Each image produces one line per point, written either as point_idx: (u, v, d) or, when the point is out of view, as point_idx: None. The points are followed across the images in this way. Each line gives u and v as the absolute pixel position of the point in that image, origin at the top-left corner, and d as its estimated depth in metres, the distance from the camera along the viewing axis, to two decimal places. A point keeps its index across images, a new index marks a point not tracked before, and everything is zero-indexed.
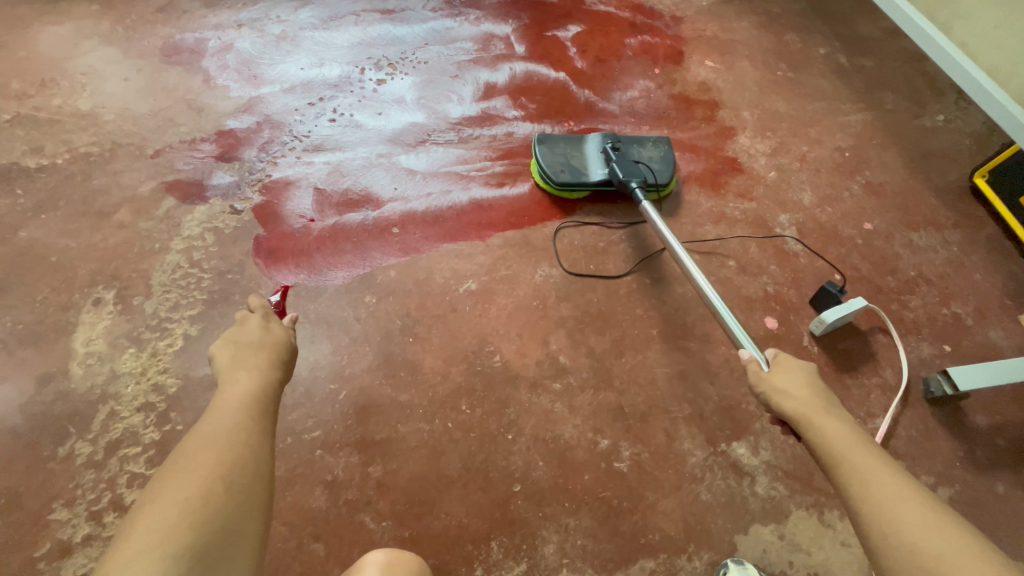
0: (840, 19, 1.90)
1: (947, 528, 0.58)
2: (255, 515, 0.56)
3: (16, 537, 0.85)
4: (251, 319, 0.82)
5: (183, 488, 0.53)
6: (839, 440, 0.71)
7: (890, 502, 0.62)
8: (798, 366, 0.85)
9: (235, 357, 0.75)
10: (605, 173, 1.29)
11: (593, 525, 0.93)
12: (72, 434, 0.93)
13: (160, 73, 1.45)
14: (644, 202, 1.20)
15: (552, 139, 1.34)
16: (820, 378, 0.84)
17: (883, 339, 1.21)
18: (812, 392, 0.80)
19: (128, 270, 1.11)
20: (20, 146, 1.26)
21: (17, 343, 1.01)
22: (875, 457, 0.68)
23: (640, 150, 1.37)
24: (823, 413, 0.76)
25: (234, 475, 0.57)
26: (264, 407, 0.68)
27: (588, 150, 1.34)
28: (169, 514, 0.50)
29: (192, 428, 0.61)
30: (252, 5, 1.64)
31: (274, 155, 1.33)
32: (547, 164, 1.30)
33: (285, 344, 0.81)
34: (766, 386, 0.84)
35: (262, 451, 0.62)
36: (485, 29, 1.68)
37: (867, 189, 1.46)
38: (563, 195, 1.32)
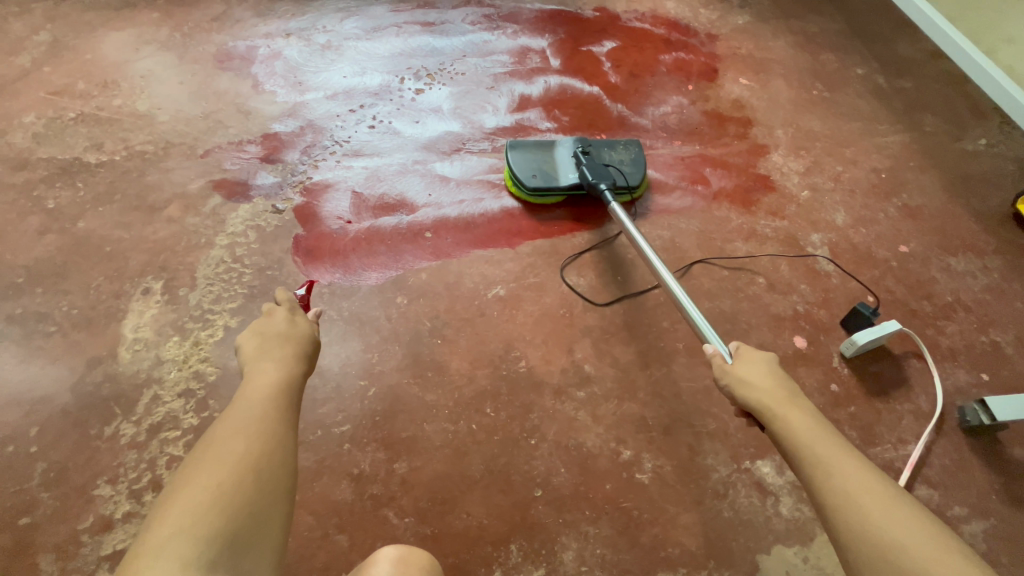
0: (879, 40, 1.89)
1: (918, 524, 0.59)
2: (281, 503, 0.58)
3: (62, 509, 0.89)
4: (277, 311, 0.85)
5: (216, 474, 0.55)
6: (805, 430, 0.72)
7: (859, 495, 0.63)
8: (762, 358, 0.86)
9: (262, 349, 0.78)
10: (576, 177, 1.31)
11: (613, 535, 0.93)
12: (118, 415, 0.98)
13: (213, 77, 1.53)
14: (612, 204, 1.21)
15: (523, 144, 1.36)
16: (780, 368, 0.85)
17: (917, 364, 1.18)
18: (775, 382, 0.81)
19: (176, 262, 1.17)
20: (82, 143, 1.34)
21: (71, 326, 1.07)
22: (840, 448, 0.69)
23: (611, 153, 1.39)
24: (787, 403, 0.77)
25: (264, 465, 0.58)
26: (290, 399, 0.70)
27: (560, 155, 1.35)
28: (200, 499, 0.53)
29: (221, 417, 0.64)
30: (300, 15, 1.72)
31: (316, 158, 1.38)
32: (520, 170, 1.32)
33: (308, 337, 0.83)
34: (732, 378, 0.84)
35: (288, 441, 0.64)
36: (521, 43, 1.73)
37: (903, 211, 1.43)
38: (537, 201, 1.33)
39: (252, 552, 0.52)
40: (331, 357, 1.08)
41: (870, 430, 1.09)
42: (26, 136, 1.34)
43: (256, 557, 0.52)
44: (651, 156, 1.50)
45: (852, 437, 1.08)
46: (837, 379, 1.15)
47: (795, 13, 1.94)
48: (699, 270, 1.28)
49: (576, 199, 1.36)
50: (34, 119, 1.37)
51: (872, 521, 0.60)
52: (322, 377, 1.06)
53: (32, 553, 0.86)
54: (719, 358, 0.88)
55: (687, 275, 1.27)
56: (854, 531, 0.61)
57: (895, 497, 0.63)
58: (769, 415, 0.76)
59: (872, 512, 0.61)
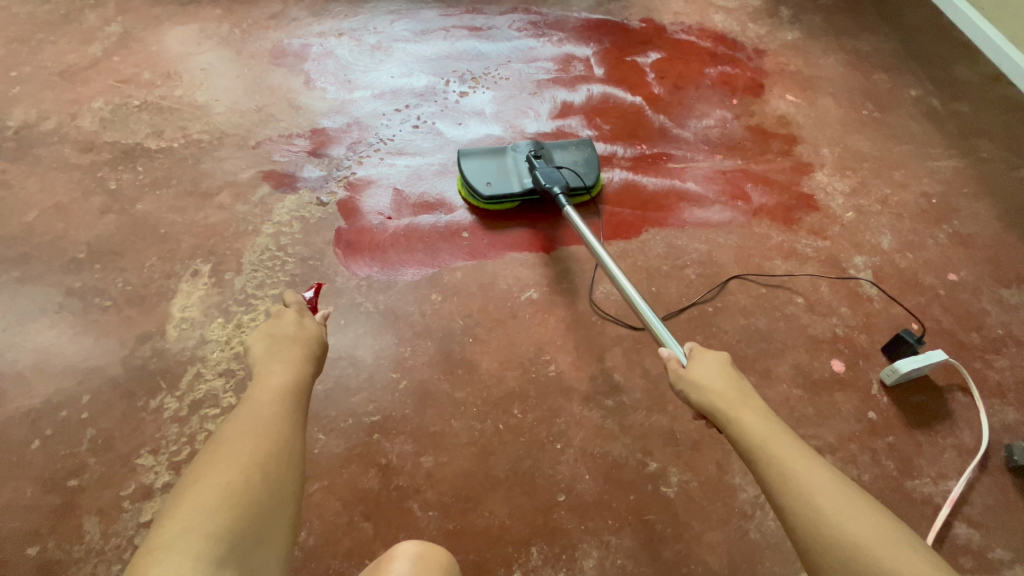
0: (936, 62, 1.83)
1: (889, 531, 0.57)
2: (285, 505, 0.58)
3: (108, 475, 0.94)
4: (286, 313, 0.85)
5: (226, 472, 0.56)
6: (760, 427, 0.70)
7: (823, 497, 0.61)
8: (712, 356, 0.84)
9: (271, 350, 0.78)
10: (530, 182, 1.29)
11: (635, 546, 0.93)
12: (163, 388, 1.03)
13: (267, 72, 1.59)
14: (566, 207, 1.21)
15: (474, 151, 1.33)
16: (733, 367, 0.83)
17: (962, 398, 1.13)
18: (728, 380, 0.79)
19: (224, 247, 1.22)
20: (144, 129, 1.42)
21: (124, 302, 1.13)
22: (797, 446, 0.67)
23: (563, 155, 1.37)
24: (739, 402, 0.75)
25: (272, 466, 0.59)
26: (298, 400, 0.70)
27: (512, 160, 1.33)
28: (210, 495, 0.53)
29: (231, 415, 0.64)
30: (353, 15, 1.77)
31: (360, 155, 1.42)
32: (473, 179, 1.30)
33: (316, 340, 0.83)
34: (686, 381, 0.81)
35: (295, 440, 0.64)
36: (566, 51, 1.74)
37: (954, 239, 1.38)
38: (493, 208, 1.31)
39: (259, 552, 0.52)
40: (365, 348, 1.11)
41: (909, 462, 1.05)
42: (93, 120, 1.42)
43: (261, 555, 0.52)
44: (691, 169, 1.48)
45: (890, 467, 1.04)
46: (875, 407, 1.11)
47: (848, 31, 1.90)
48: (735, 286, 1.26)
49: (533, 204, 1.35)
50: (102, 105, 1.45)
51: (842, 524, 0.58)
52: (356, 367, 1.08)
53: (78, 515, 0.90)
54: (674, 361, 0.85)
55: (723, 291, 1.25)
56: (823, 537, 0.58)
57: (864, 501, 0.60)
58: (723, 414, 0.74)
59: (841, 515, 0.59)
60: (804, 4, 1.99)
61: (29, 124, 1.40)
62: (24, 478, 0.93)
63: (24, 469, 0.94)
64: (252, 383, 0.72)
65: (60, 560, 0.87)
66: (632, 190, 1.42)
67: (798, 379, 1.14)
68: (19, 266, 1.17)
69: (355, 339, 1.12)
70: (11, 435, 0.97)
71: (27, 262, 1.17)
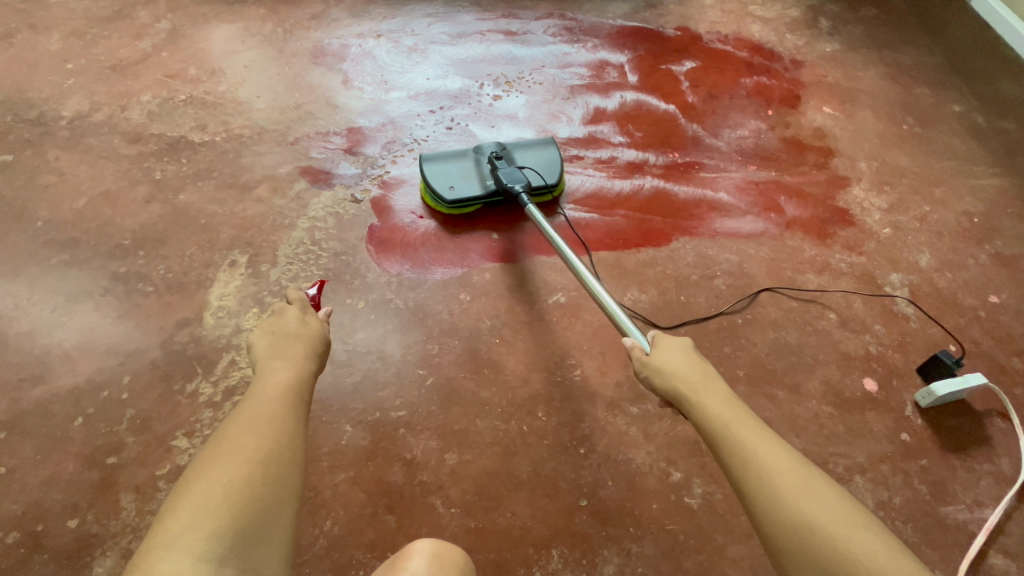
0: (981, 77, 1.78)
1: (864, 523, 0.57)
2: (289, 498, 0.59)
3: (145, 454, 0.97)
4: (289, 310, 0.88)
5: (226, 470, 0.57)
6: (729, 419, 0.71)
7: (795, 491, 0.61)
8: (676, 341, 0.85)
9: (275, 347, 0.81)
10: (492, 183, 1.29)
11: (656, 556, 0.92)
12: (199, 373, 1.06)
13: (307, 71, 1.63)
14: (529, 207, 1.21)
15: (436, 155, 1.32)
16: (697, 352, 0.84)
17: (1001, 424, 1.10)
18: (692, 366, 0.80)
19: (261, 239, 1.25)
20: (189, 123, 1.46)
21: (165, 289, 1.17)
22: (762, 433, 0.68)
23: (526, 155, 1.37)
24: (702, 388, 0.76)
25: (271, 461, 0.60)
26: (299, 397, 0.73)
27: (474, 163, 1.33)
28: (210, 494, 0.54)
29: (234, 413, 0.66)
30: (391, 18, 1.81)
31: (394, 154, 1.45)
32: (436, 183, 1.29)
33: (318, 338, 0.86)
34: (651, 369, 0.82)
35: (297, 438, 0.65)
36: (600, 57, 1.75)
37: (996, 259, 1.34)
38: (456, 212, 1.31)
39: (261, 546, 0.53)
40: (393, 344, 1.13)
41: (943, 487, 1.02)
42: (142, 113, 1.47)
43: (264, 548, 0.54)
44: (722, 178, 1.47)
45: (923, 491, 1.02)
46: (909, 428, 1.08)
47: (889, 44, 1.87)
48: (766, 299, 1.24)
49: (497, 206, 1.35)
50: (150, 98, 1.51)
51: (816, 516, 0.58)
52: (385, 361, 1.10)
53: (116, 491, 0.94)
54: (638, 349, 0.85)
55: (754, 302, 1.24)
56: (797, 540, 0.58)
57: (836, 498, 0.60)
58: (690, 404, 0.75)
59: (814, 507, 0.59)
60: (844, 15, 1.96)
61: (82, 115, 1.46)
62: (66, 452, 0.97)
63: (67, 444, 0.98)
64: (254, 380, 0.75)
65: (97, 533, 0.90)
66: (662, 198, 1.42)
67: (828, 396, 1.11)
68: (69, 250, 1.22)
69: (384, 335, 1.14)
70: (56, 410, 1.01)
71: (76, 246, 1.22)
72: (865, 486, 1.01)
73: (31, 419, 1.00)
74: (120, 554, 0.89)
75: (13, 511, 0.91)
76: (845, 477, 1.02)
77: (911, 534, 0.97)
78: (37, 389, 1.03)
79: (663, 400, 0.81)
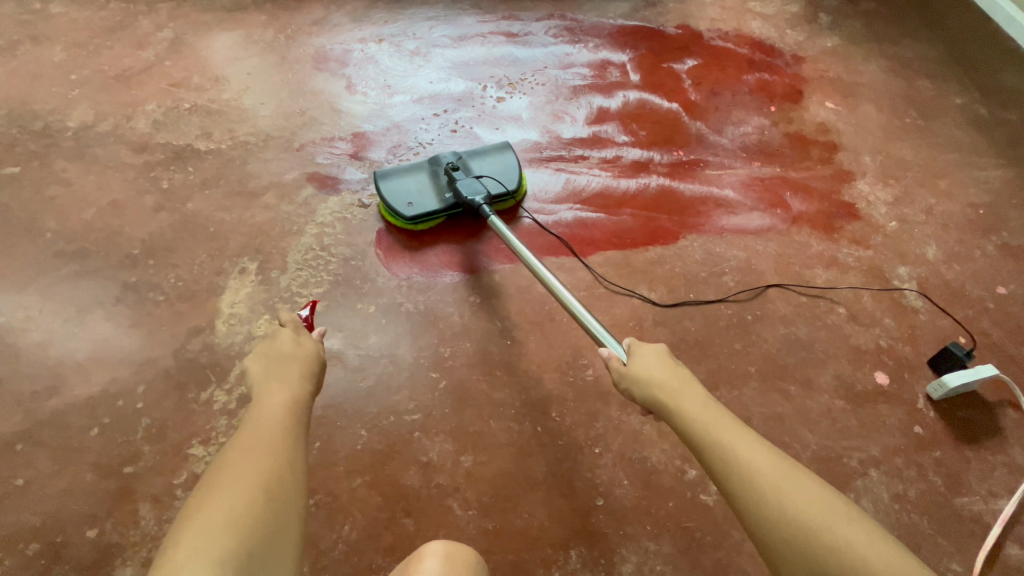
0: (982, 69, 1.78)
1: (843, 511, 0.59)
2: (292, 522, 0.60)
3: (162, 463, 0.97)
4: (282, 332, 0.88)
5: (228, 499, 0.57)
6: (708, 423, 0.70)
7: (778, 487, 0.61)
8: (650, 347, 0.83)
9: (270, 370, 0.81)
10: (450, 196, 1.27)
11: (674, 553, 0.92)
12: (213, 381, 1.06)
13: (310, 77, 1.63)
14: (490, 217, 1.19)
15: (391, 172, 1.30)
16: (672, 356, 0.83)
17: (1013, 414, 1.10)
18: (667, 372, 0.79)
19: (270, 246, 1.26)
20: (194, 131, 1.47)
21: (177, 297, 1.17)
22: (744, 435, 0.68)
23: (483, 162, 1.34)
24: (681, 392, 0.76)
25: (272, 486, 0.61)
26: (297, 421, 0.73)
27: (430, 177, 1.30)
28: (214, 523, 0.55)
29: (231, 442, 0.66)
30: (393, 22, 1.81)
31: (400, 159, 1.46)
32: (393, 201, 1.26)
33: (312, 357, 0.86)
34: (629, 379, 0.81)
35: (295, 460, 0.66)
36: (602, 57, 1.75)
37: (1002, 250, 1.35)
38: (417, 227, 1.29)
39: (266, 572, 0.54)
40: (405, 346, 1.13)
41: (958, 478, 1.03)
42: (147, 122, 1.48)
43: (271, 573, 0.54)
44: (727, 176, 1.47)
45: (938, 483, 1.02)
46: (922, 421, 1.08)
47: (889, 37, 1.87)
48: (775, 294, 1.25)
49: (460, 217, 1.33)
50: (155, 108, 1.51)
51: (796, 509, 0.59)
52: (397, 365, 1.10)
53: (134, 500, 0.94)
54: (615, 360, 0.84)
55: (763, 298, 1.24)
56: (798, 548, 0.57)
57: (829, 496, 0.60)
58: (670, 411, 0.75)
59: (795, 500, 0.60)
60: (843, 10, 1.96)
61: (88, 125, 1.46)
62: (83, 462, 0.97)
63: (84, 454, 0.98)
64: (251, 405, 0.75)
65: (117, 543, 0.90)
66: (668, 196, 1.42)
67: (840, 390, 1.12)
68: (79, 260, 1.22)
69: (395, 339, 1.14)
70: (71, 421, 1.01)
71: (86, 257, 1.23)
72: (880, 480, 1.02)
73: (46, 430, 1.00)
74: (140, 563, 0.89)
75: (32, 523, 0.92)
76: (861, 471, 1.03)
77: (927, 526, 0.97)
78: (52, 400, 1.03)
79: (643, 408, 0.80)
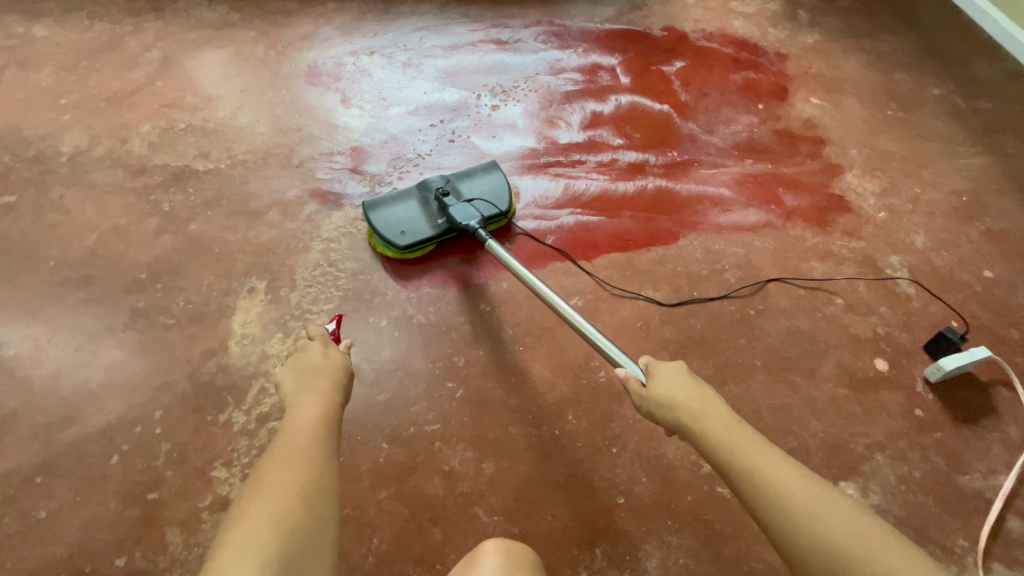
0: (956, 60, 1.85)
1: (859, 519, 0.61)
2: (327, 525, 0.61)
3: (185, 487, 0.98)
4: (311, 345, 0.90)
5: (270, 504, 0.59)
6: (731, 440, 0.73)
7: (807, 506, 0.63)
8: (669, 367, 0.86)
9: (302, 382, 0.83)
10: (443, 221, 1.25)
11: (696, 545, 0.95)
12: (230, 403, 1.07)
13: (304, 92, 1.64)
14: (487, 241, 1.17)
15: (379, 201, 1.26)
16: (689, 374, 0.86)
17: (1006, 393, 1.15)
18: (687, 392, 0.82)
19: (278, 264, 1.26)
20: (192, 151, 1.46)
21: (187, 320, 1.17)
22: (763, 449, 0.71)
23: (472, 184, 1.32)
24: (700, 410, 0.79)
25: (309, 492, 0.62)
26: (329, 431, 0.74)
27: (420, 203, 1.27)
28: (258, 527, 0.56)
29: (270, 451, 0.68)
30: (383, 34, 1.82)
31: (400, 171, 1.47)
32: (385, 231, 1.23)
33: (341, 369, 0.87)
34: (650, 400, 0.85)
35: (330, 469, 0.67)
36: (592, 61, 1.78)
37: (986, 236, 1.40)
38: (411, 255, 1.26)
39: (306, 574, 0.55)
40: (419, 358, 1.15)
41: (959, 457, 1.07)
42: (143, 144, 1.47)
43: None
44: (720, 174, 1.51)
45: (940, 463, 1.06)
46: (921, 404, 1.13)
47: (866, 32, 1.93)
48: (775, 289, 1.29)
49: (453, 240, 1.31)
50: (149, 129, 1.51)
51: (814, 517, 0.62)
52: (413, 377, 1.12)
53: (161, 526, 0.94)
54: (634, 381, 0.88)
55: (763, 292, 1.28)
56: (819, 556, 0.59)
57: (845, 505, 0.63)
58: (692, 430, 0.78)
59: (826, 519, 0.61)
60: (821, 7, 2.02)
61: (82, 150, 1.45)
62: (106, 491, 0.97)
63: (105, 483, 0.98)
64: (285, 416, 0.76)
65: (147, 569, 0.91)
66: (666, 197, 1.45)
67: (843, 378, 1.16)
68: (84, 288, 1.21)
69: (408, 351, 1.15)
70: (90, 450, 1.01)
71: (91, 284, 1.22)
72: (886, 463, 1.06)
73: (65, 461, 1.00)
74: None
75: (59, 555, 0.91)
76: (867, 455, 1.07)
77: (932, 505, 1.02)
78: (69, 430, 1.03)
79: (667, 429, 0.83)
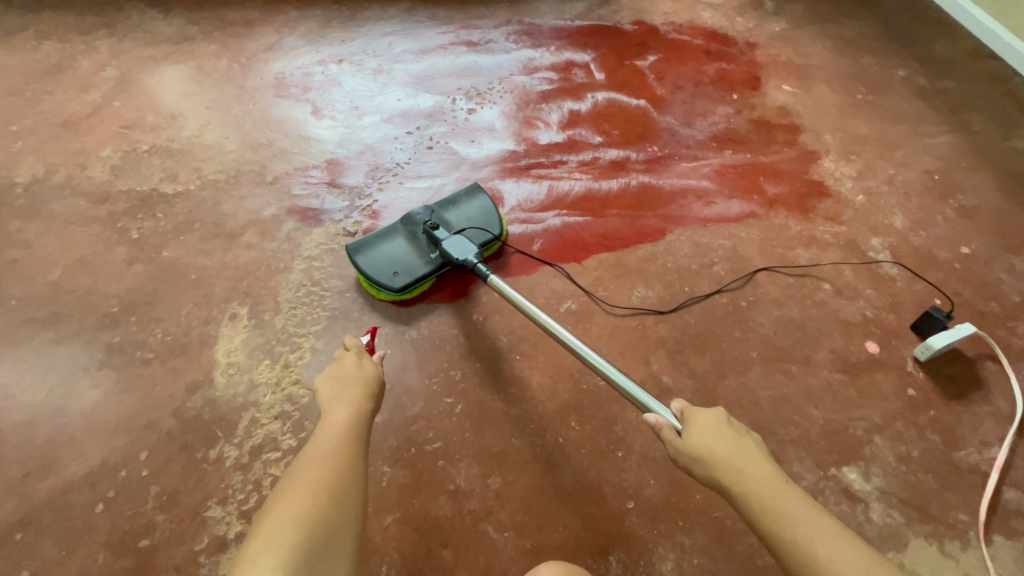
0: (917, 41, 1.90)
1: None
2: (352, 518, 0.61)
3: (179, 531, 0.93)
4: (346, 356, 0.90)
5: (298, 495, 0.60)
6: (779, 508, 0.65)
7: None
8: (706, 417, 0.80)
9: (336, 391, 0.83)
10: (436, 256, 1.17)
11: (709, 544, 0.95)
12: (220, 437, 1.02)
13: (273, 105, 1.58)
14: (486, 273, 1.09)
15: (365, 244, 1.19)
16: (728, 422, 0.80)
17: (991, 366, 1.18)
18: (728, 446, 0.75)
19: (259, 287, 1.21)
20: (158, 174, 1.40)
21: (167, 353, 1.11)
22: (816, 518, 0.63)
23: (459, 212, 1.26)
24: (742, 468, 0.71)
25: (334, 487, 0.62)
26: (359, 437, 0.74)
27: (409, 240, 1.21)
28: (285, 517, 0.57)
29: (304, 449, 0.69)
30: (350, 40, 1.77)
31: (379, 181, 1.43)
32: (376, 275, 1.16)
33: (374, 378, 0.87)
34: (684, 452, 0.77)
35: (358, 468, 0.67)
36: (565, 58, 1.77)
37: (960, 213, 1.44)
38: (408, 296, 1.19)
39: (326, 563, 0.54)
40: (414, 374, 1.12)
41: (953, 433, 1.10)
42: (104, 170, 1.40)
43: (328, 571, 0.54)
44: (701, 167, 1.52)
45: (936, 441, 1.08)
46: (913, 383, 1.15)
47: (830, 18, 1.97)
48: (764, 278, 1.29)
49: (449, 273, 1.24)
50: (110, 153, 1.43)
51: None
52: (410, 395, 1.09)
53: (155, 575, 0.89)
54: (667, 429, 0.80)
55: (752, 283, 1.29)
56: None
57: None
58: (732, 493, 0.70)
59: None
60: None
61: (39, 179, 1.37)
62: (94, 543, 0.92)
63: (92, 534, 0.92)
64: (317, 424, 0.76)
65: None
66: (650, 193, 1.45)
67: (837, 363, 1.17)
68: (52, 326, 1.15)
69: (403, 368, 1.12)
70: (73, 500, 0.95)
71: (59, 321, 1.15)
72: (885, 445, 1.08)
73: (46, 514, 0.94)
74: None
75: None
76: (866, 438, 1.08)
77: (933, 482, 1.04)
78: (47, 481, 0.97)
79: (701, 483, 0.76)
